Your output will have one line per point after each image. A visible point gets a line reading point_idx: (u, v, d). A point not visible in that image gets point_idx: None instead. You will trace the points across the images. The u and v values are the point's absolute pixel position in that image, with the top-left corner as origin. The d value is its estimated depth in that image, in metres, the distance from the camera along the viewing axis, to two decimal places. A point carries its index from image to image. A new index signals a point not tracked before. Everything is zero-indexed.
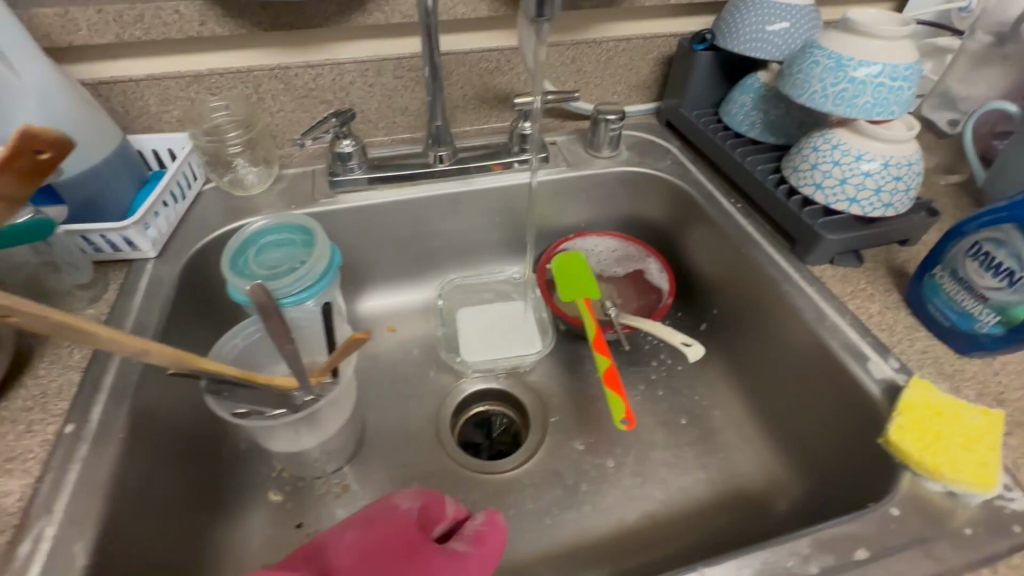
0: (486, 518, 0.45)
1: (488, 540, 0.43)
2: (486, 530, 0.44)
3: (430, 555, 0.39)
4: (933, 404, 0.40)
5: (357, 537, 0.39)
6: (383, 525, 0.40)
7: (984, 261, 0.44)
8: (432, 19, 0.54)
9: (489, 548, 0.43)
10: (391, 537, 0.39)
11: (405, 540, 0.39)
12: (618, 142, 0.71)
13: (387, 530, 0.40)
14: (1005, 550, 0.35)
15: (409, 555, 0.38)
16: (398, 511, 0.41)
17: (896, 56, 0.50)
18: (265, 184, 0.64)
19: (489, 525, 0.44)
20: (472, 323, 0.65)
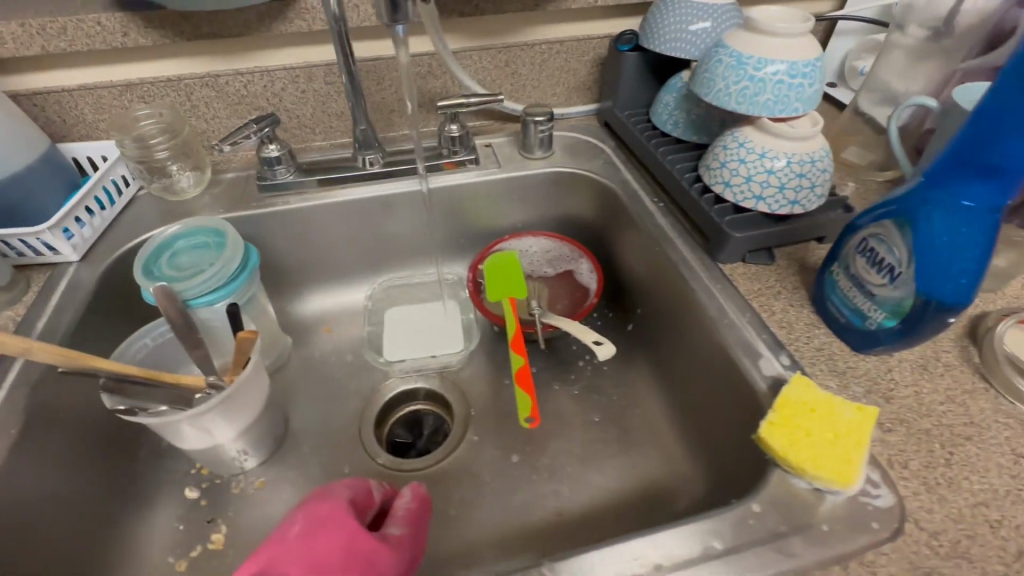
0: (411, 494, 0.45)
1: (417, 519, 0.44)
2: (415, 509, 0.44)
3: (377, 550, 0.39)
4: (810, 401, 0.40)
5: (302, 550, 0.36)
6: (326, 532, 0.38)
7: (870, 258, 0.43)
8: (342, 25, 0.55)
9: (420, 523, 0.44)
10: (338, 544, 0.37)
11: (353, 543, 0.38)
12: (550, 143, 0.71)
13: (331, 535, 0.38)
14: (858, 547, 0.35)
15: (361, 557, 0.37)
16: (337, 512, 0.39)
17: (796, 52, 0.50)
18: (199, 189, 0.66)
19: (416, 503, 0.45)
20: (400, 325, 0.67)
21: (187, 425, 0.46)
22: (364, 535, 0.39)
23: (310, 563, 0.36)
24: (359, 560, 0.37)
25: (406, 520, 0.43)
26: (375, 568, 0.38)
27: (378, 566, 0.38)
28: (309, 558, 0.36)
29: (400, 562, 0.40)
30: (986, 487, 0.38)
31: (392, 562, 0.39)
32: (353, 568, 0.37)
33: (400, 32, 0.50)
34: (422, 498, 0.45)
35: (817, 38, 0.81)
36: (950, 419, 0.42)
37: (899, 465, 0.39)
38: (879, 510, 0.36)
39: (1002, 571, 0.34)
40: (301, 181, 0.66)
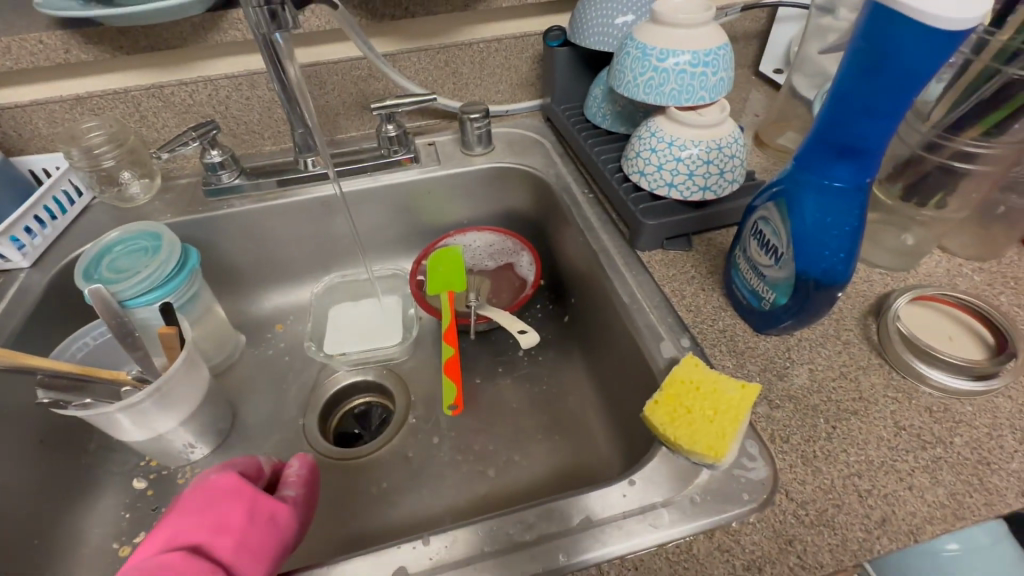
0: (301, 462, 0.49)
1: (309, 482, 0.47)
2: (307, 474, 0.48)
3: (277, 506, 0.42)
4: (696, 380, 0.41)
5: (202, 518, 0.39)
6: (220, 497, 0.40)
7: (760, 240, 0.44)
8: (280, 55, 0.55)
9: (311, 486, 0.48)
10: (238, 507, 0.40)
11: (253, 502, 0.41)
12: (489, 140, 0.73)
13: (229, 499, 0.40)
14: (725, 516, 0.36)
15: (263, 514, 0.40)
16: (227, 478, 0.41)
17: (698, 41, 0.51)
18: (151, 195, 0.69)
19: (307, 469, 0.48)
20: (345, 320, 0.70)
21: (122, 415, 0.49)
22: (263, 494, 0.41)
23: (213, 527, 0.38)
24: (262, 517, 0.40)
25: (300, 482, 0.47)
26: (277, 523, 0.41)
27: (279, 520, 0.41)
28: (213, 519, 0.38)
29: (298, 517, 0.43)
30: (862, 459, 0.39)
31: (291, 517, 0.42)
32: (257, 524, 0.40)
33: (281, 41, 0.54)
34: (311, 464, 0.49)
35: (762, 24, 0.80)
36: (839, 394, 0.43)
37: (780, 439, 0.40)
38: (749, 482, 0.37)
39: (861, 537, 0.35)
40: (260, 182, 0.68)
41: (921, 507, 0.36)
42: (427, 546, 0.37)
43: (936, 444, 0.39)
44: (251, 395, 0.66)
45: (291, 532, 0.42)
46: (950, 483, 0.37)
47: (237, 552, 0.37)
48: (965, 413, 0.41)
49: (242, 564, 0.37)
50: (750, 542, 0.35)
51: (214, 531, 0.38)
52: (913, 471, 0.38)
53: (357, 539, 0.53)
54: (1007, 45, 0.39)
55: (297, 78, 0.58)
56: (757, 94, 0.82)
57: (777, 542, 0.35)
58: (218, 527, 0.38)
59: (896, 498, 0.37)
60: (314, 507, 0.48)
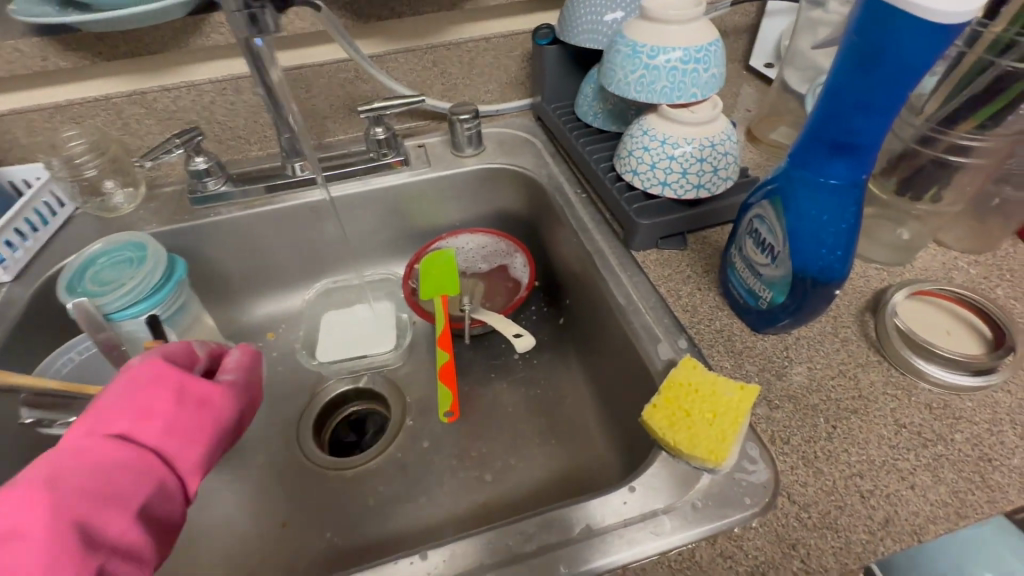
0: (241, 352, 0.48)
1: (245, 367, 0.47)
2: (247, 361, 0.48)
3: (207, 390, 0.40)
4: (694, 382, 0.41)
5: (121, 400, 0.36)
6: (144, 382, 0.37)
7: (756, 239, 0.44)
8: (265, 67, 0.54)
9: (248, 375, 0.47)
10: (163, 391, 0.37)
11: (180, 390, 0.38)
12: (480, 140, 0.72)
13: (153, 385, 0.37)
14: (727, 522, 0.36)
15: (190, 399, 0.38)
16: (151, 364, 0.38)
17: (689, 37, 0.51)
18: (135, 205, 0.67)
19: (248, 357, 0.48)
20: (337, 327, 0.69)
21: None
22: (190, 380, 0.39)
23: (136, 410, 0.36)
24: (191, 401, 0.38)
25: (239, 368, 0.46)
26: (208, 407, 0.39)
27: (209, 405, 0.40)
28: (140, 405, 0.36)
29: (232, 402, 0.42)
30: (864, 458, 0.38)
31: (224, 402, 0.41)
32: (184, 409, 0.38)
33: (260, 45, 0.52)
34: (253, 354, 0.49)
35: (752, 18, 0.80)
36: (839, 393, 0.42)
37: (781, 441, 0.39)
38: (750, 485, 0.37)
39: (865, 539, 0.34)
40: (247, 189, 0.67)
41: (924, 507, 0.36)
42: (424, 560, 0.36)
43: (937, 442, 0.39)
44: None
45: (224, 415, 0.40)
46: (952, 481, 0.37)
47: (163, 437, 0.36)
48: (965, 409, 0.41)
49: (173, 446, 0.36)
50: (752, 547, 0.35)
51: (136, 418, 0.35)
52: (914, 470, 0.37)
53: (356, 550, 0.52)
54: (999, 36, 0.39)
55: (277, 84, 0.56)
56: (748, 88, 0.81)
57: (781, 546, 0.34)
58: (142, 413, 0.36)
59: (898, 497, 0.36)
60: (258, 394, 0.48)
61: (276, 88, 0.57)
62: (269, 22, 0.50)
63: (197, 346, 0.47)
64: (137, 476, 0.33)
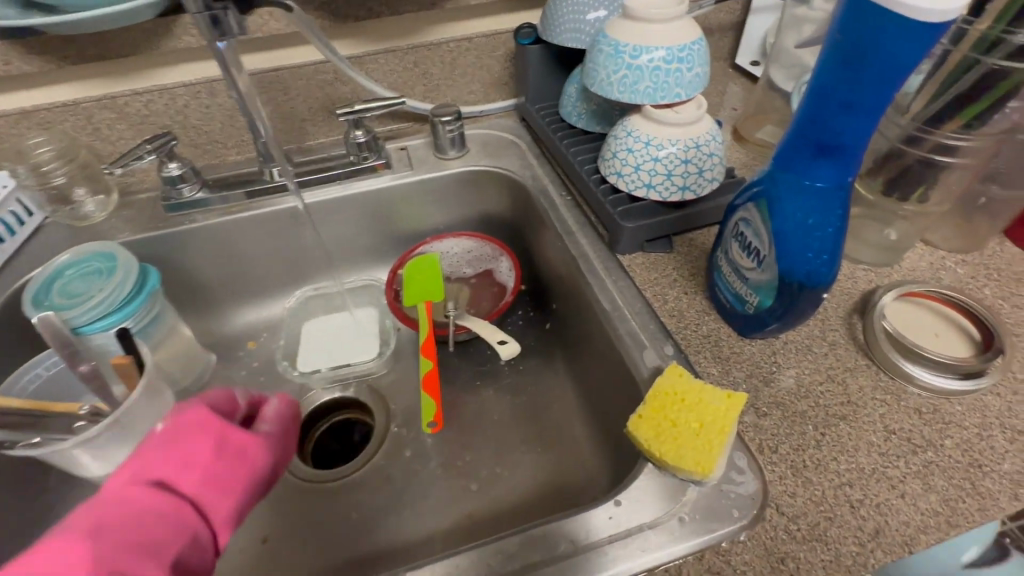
0: (280, 401, 0.47)
1: (286, 419, 0.46)
2: (285, 412, 0.46)
3: (247, 441, 0.40)
4: (680, 391, 0.40)
5: (167, 449, 0.36)
6: (188, 431, 0.37)
7: (741, 243, 0.43)
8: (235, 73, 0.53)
9: (288, 423, 0.46)
10: (205, 440, 0.37)
11: (222, 438, 0.38)
12: (463, 143, 0.71)
13: (196, 433, 0.37)
14: (714, 536, 0.35)
15: (231, 448, 0.38)
16: (197, 411, 0.39)
17: (672, 36, 0.50)
18: (108, 212, 0.65)
19: (286, 408, 0.46)
20: (319, 336, 0.68)
21: (82, 451, 0.46)
22: (232, 429, 0.39)
23: (178, 460, 0.36)
24: (230, 451, 0.38)
25: (277, 420, 0.45)
26: (247, 458, 0.39)
27: (248, 455, 0.39)
28: (181, 454, 0.36)
29: (270, 451, 0.42)
30: (853, 466, 0.37)
31: (263, 451, 0.41)
32: (223, 459, 0.38)
33: (223, 48, 0.50)
34: (291, 404, 0.47)
35: (738, 15, 0.79)
36: (828, 399, 0.41)
37: (769, 449, 0.39)
38: (737, 497, 0.36)
39: (855, 551, 0.34)
40: (227, 195, 0.65)
41: (914, 516, 0.35)
42: None
43: (927, 448, 0.38)
44: None
45: (262, 465, 0.40)
46: (943, 489, 0.36)
47: (200, 487, 0.36)
48: (954, 414, 0.40)
49: (210, 499, 0.36)
50: (741, 561, 0.34)
51: (178, 467, 0.36)
52: (904, 478, 0.37)
53: (339, 566, 0.51)
54: (986, 33, 0.38)
55: (247, 91, 0.55)
56: (735, 86, 0.80)
57: (769, 560, 0.34)
58: (184, 463, 0.36)
59: (888, 507, 0.35)
60: (294, 442, 0.47)
61: (246, 94, 0.55)
62: (232, 25, 0.48)
63: (240, 393, 0.47)
64: (169, 527, 0.33)
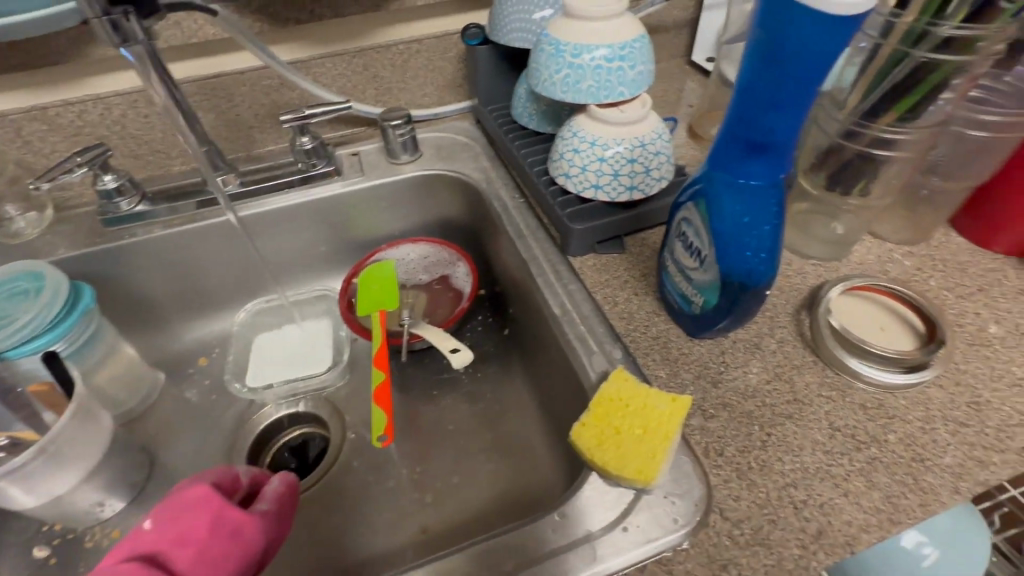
0: (281, 479, 0.46)
1: (287, 498, 0.45)
2: (286, 490, 0.45)
3: (244, 519, 0.40)
4: (624, 396, 0.39)
5: (167, 526, 0.38)
6: (188, 508, 0.39)
7: (684, 242, 0.42)
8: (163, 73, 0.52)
9: (288, 503, 0.45)
10: (203, 517, 0.39)
11: (218, 514, 0.39)
12: (416, 146, 0.69)
13: (194, 510, 0.39)
14: (658, 546, 0.34)
15: (227, 526, 0.39)
16: (200, 488, 0.40)
17: (612, 34, 0.49)
18: (42, 229, 0.62)
19: (288, 486, 0.46)
20: (271, 350, 0.65)
21: (9, 484, 0.44)
22: (232, 505, 0.40)
23: (175, 536, 0.37)
24: (225, 529, 0.39)
25: (276, 497, 0.44)
26: (241, 536, 0.39)
27: (243, 534, 0.40)
28: (176, 529, 0.38)
29: (266, 531, 0.41)
30: (797, 466, 0.37)
31: (258, 530, 0.41)
32: (218, 537, 0.38)
33: (130, 56, 0.48)
34: (293, 483, 0.46)
35: (692, 12, 0.78)
36: (774, 398, 0.41)
37: (714, 453, 0.38)
38: (680, 503, 0.35)
39: (797, 554, 0.33)
40: (174, 206, 0.63)
41: (857, 515, 0.35)
42: None
43: (871, 444, 0.38)
44: (171, 439, 0.60)
45: (256, 545, 0.40)
46: (886, 486, 0.36)
47: (191, 564, 0.37)
48: (899, 408, 0.40)
49: None
50: (683, 571, 0.33)
51: (174, 542, 0.37)
52: (848, 476, 0.36)
53: None
54: (913, 26, 0.38)
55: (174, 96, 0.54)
56: (691, 83, 0.80)
57: (712, 568, 0.33)
58: (179, 538, 0.37)
59: (832, 506, 0.35)
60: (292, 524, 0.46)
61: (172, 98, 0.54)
62: (134, 29, 0.46)
63: (245, 470, 0.48)
64: None
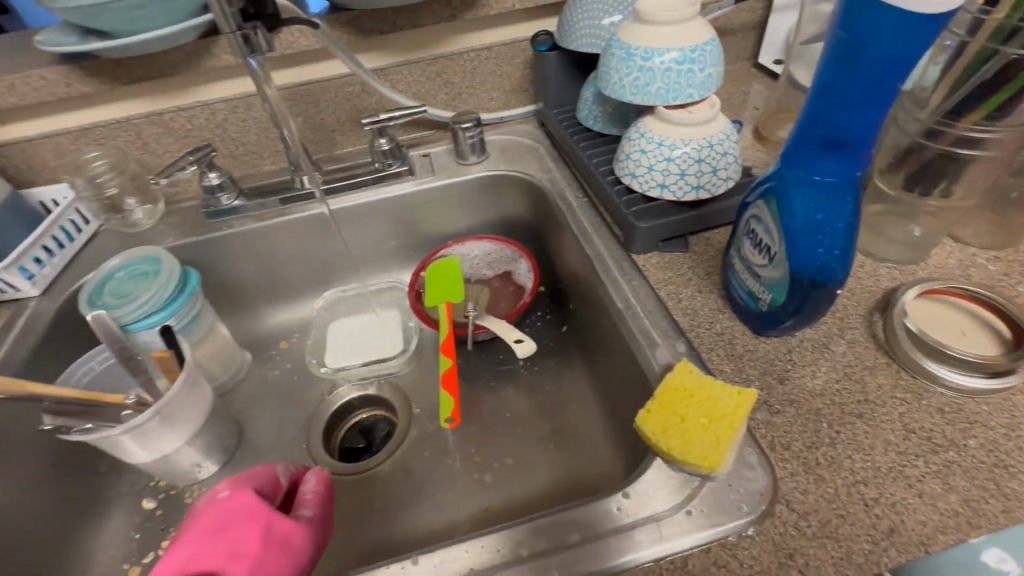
0: (316, 478, 0.48)
1: (325, 499, 0.47)
2: (322, 491, 0.47)
3: (292, 529, 0.42)
4: (689, 387, 0.40)
5: (219, 542, 0.39)
6: (239, 523, 0.40)
7: (752, 240, 0.43)
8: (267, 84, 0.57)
9: (327, 505, 0.47)
10: (254, 530, 0.40)
11: (269, 525, 0.40)
12: (483, 149, 0.73)
13: (245, 523, 0.40)
14: (722, 530, 0.35)
15: (277, 538, 0.40)
16: (245, 498, 0.41)
17: (683, 38, 0.50)
18: (154, 220, 0.70)
19: (323, 486, 0.48)
20: (345, 336, 0.70)
21: (129, 439, 0.49)
22: (280, 517, 0.41)
23: (228, 552, 0.38)
24: (276, 542, 0.40)
25: (316, 500, 0.46)
26: (291, 547, 0.41)
27: (292, 545, 0.41)
28: (228, 546, 0.39)
29: (312, 537, 0.43)
30: (868, 465, 0.37)
31: (305, 539, 0.42)
32: (271, 549, 0.40)
33: (255, 66, 0.54)
34: (328, 480, 0.48)
35: (760, 14, 0.78)
36: (844, 397, 0.41)
37: (781, 447, 0.38)
38: (745, 492, 0.36)
39: (868, 549, 0.33)
40: (263, 202, 0.69)
41: (932, 516, 0.34)
42: (415, 565, 0.36)
43: (948, 447, 0.37)
44: (256, 413, 0.66)
45: (305, 555, 0.42)
46: (964, 489, 0.35)
47: None
48: (980, 413, 0.39)
49: None
50: (748, 556, 0.34)
51: (229, 557, 0.38)
52: (923, 477, 0.36)
53: (361, 555, 0.53)
54: (1003, 23, 0.38)
55: (277, 102, 0.59)
56: (757, 85, 0.79)
57: (777, 556, 0.33)
58: (233, 553, 0.38)
59: (905, 506, 0.35)
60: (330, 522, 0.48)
61: (275, 104, 0.59)
62: (263, 44, 0.52)
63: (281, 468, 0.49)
64: None
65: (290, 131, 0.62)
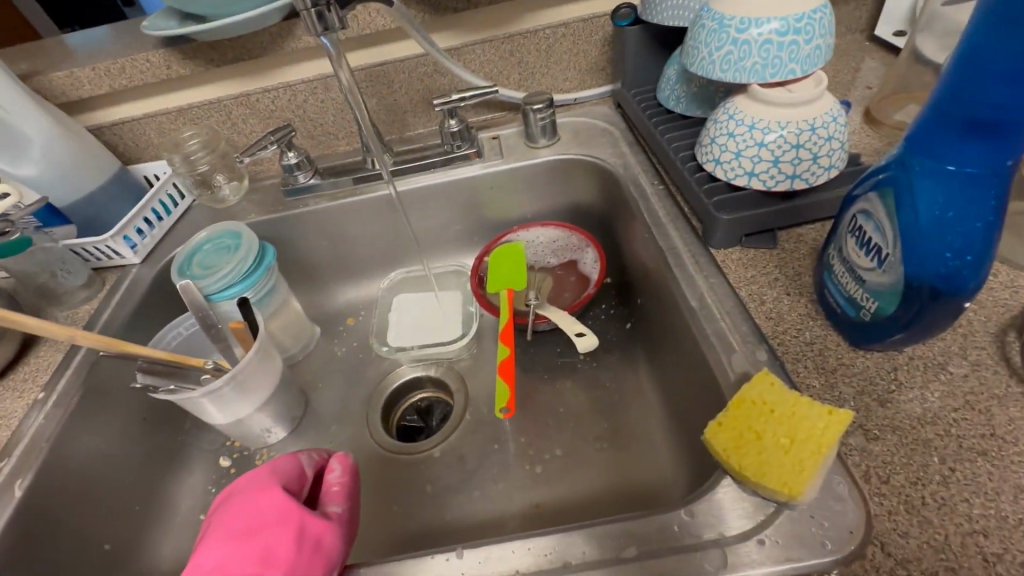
0: (341, 467, 0.46)
1: (351, 491, 0.45)
2: (348, 482, 0.46)
3: (322, 529, 0.40)
4: (769, 401, 0.36)
5: (251, 547, 0.38)
6: (268, 526, 0.39)
7: (858, 237, 0.37)
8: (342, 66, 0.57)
9: (354, 498, 0.45)
10: (284, 532, 0.39)
11: (300, 527, 0.39)
12: (554, 131, 0.70)
13: (275, 526, 0.39)
14: (799, 567, 0.31)
15: (309, 540, 0.39)
16: (275, 500, 0.40)
17: (787, 6, 0.44)
18: (240, 196, 0.74)
19: (349, 476, 0.46)
20: (408, 317, 0.71)
21: (207, 401, 0.53)
22: (310, 517, 0.40)
23: (261, 557, 0.38)
24: (308, 543, 0.39)
25: (343, 493, 0.45)
26: (324, 547, 0.39)
27: (324, 545, 0.39)
28: (261, 550, 0.38)
29: (343, 535, 0.41)
30: (990, 512, 0.31)
31: (336, 537, 0.40)
32: (303, 551, 0.38)
33: (329, 46, 0.54)
34: (353, 469, 0.46)
35: None
36: (963, 429, 0.34)
37: (877, 479, 0.33)
38: (830, 527, 0.32)
39: None
40: (337, 181, 0.71)
41: None
42: (460, 559, 0.36)
43: None
44: (323, 385, 0.69)
45: (338, 554, 0.40)
46: None
47: None
48: None
49: None
50: None
51: (262, 562, 0.37)
52: None
53: (411, 534, 0.54)
54: None
55: (350, 84, 0.59)
56: (871, 61, 0.69)
57: None
58: (266, 558, 0.38)
59: None
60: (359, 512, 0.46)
61: (348, 83, 0.59)
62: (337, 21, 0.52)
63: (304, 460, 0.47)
64: None
65: (364, 112, 0.62)
